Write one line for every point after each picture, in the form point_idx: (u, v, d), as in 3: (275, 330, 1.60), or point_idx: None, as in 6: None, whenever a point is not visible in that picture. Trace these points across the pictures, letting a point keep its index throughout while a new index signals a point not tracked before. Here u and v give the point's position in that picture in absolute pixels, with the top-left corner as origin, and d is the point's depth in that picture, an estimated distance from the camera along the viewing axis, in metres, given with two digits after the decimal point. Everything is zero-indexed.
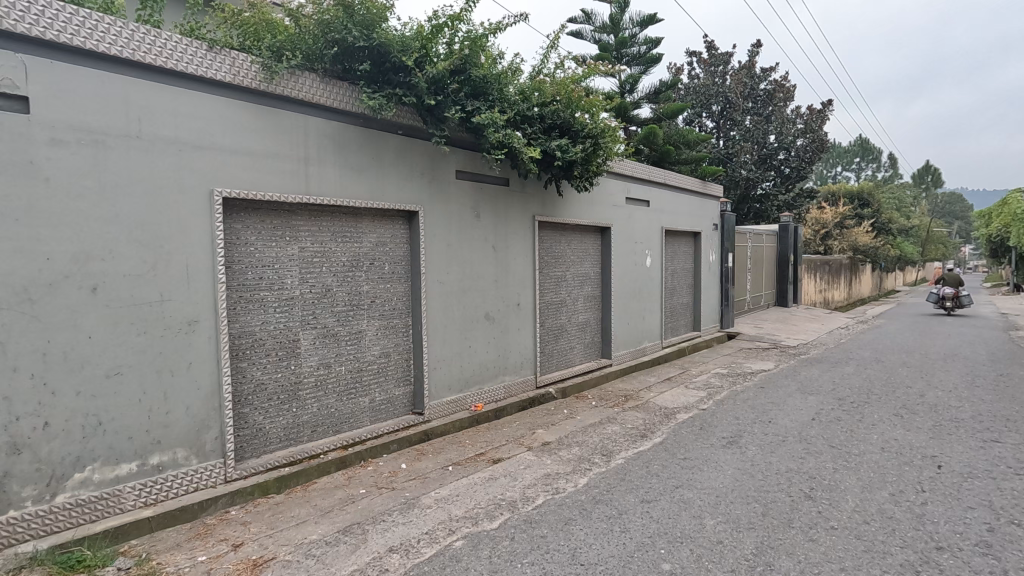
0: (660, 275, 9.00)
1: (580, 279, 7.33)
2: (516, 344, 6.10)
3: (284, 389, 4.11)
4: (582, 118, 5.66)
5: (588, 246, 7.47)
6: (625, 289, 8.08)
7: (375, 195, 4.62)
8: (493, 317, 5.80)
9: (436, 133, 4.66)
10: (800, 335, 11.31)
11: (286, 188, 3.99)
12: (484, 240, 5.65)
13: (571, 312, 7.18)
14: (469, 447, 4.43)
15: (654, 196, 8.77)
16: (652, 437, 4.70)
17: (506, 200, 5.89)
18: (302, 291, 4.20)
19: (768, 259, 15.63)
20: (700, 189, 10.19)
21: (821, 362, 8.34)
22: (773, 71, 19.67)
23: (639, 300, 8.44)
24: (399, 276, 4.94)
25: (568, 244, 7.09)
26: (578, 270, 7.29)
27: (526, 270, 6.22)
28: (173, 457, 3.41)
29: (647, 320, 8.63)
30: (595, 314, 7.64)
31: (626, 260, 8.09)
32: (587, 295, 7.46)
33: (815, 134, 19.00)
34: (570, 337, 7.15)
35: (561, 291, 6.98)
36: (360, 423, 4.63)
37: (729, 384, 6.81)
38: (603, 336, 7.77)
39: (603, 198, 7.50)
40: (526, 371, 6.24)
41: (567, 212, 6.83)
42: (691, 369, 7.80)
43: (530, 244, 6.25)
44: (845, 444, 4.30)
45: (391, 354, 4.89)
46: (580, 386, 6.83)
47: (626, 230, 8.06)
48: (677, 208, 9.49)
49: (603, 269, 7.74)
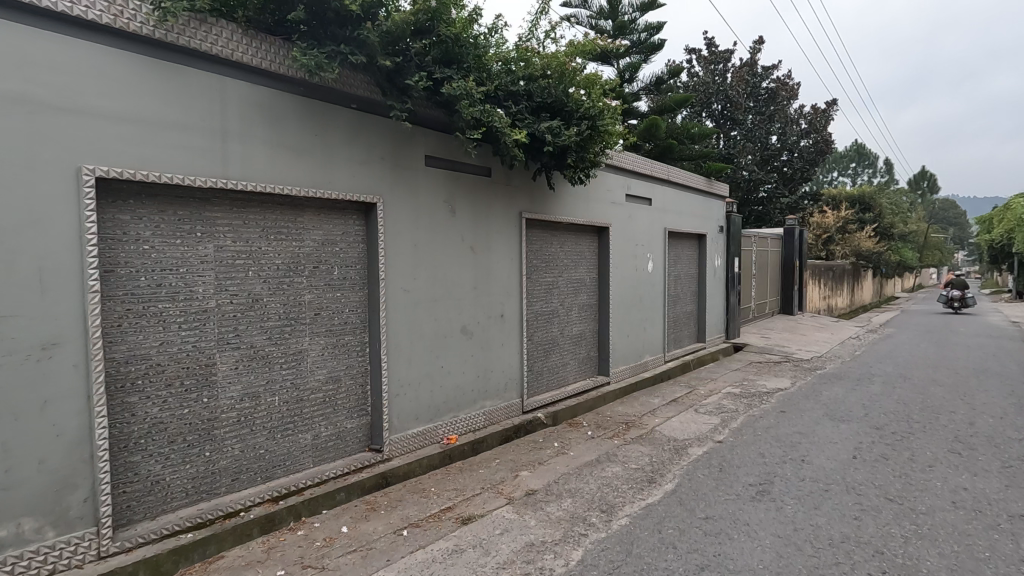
0: (663, 281, 8.15)
1: (574, 286, 6.45)
2: (499, 363, 5.20)
3: (194, 429, 3.20)
4: (578, 96, 4.78)
5: (584, 249, 6.60)
6: (624, 297, 7.20)
7: (321, 182, 3.72)
8: (471, 332, 4.90)
9: (396, 106, 3.77)
10: (812, 347, 10.45)
11: (195, 169, 3.08)
12: (460, 240, 4.76)
13: (564, 324, 6.30)
14: (434, 500, 3.52)
15: (658, 194, 7.93)
16: (662, 483, 3.82)
17: (488, 192, 5.02)
18: (219, 302, 3.29)
19: (774, 265, 14.80)
20: (706, 188, 9.36)
21: (843, 380, 7.47)
22: (775, 69, 18.94)
23: (640, 309, 7.57)
24: (353, 283, 4.04)
25: (561, 246, 6.21)
26: (572, 275, 6.41)
27: (511, 276, 5.33)
28: (16, 531, 2.49)
29: (649, 331, 7.76)
30: (591, 326, 6.76)
31: (626, 264, 7.23)
32: (581, 304, 6.58)
33: (819, 135, 18.23)
34: (563, 352, 6.26)
35: (552, 300, 6.09)
36: (299, 466, 3.72)
37: (745, 408, 5.94)
38: (600, 350, 6.89)
39: (600, 194, 6.63)
40: (510, 394, 5.34)
41: (560, 209, 5.96)
42: (699, 388, 6.92)
43: (516, 245, 5.37)
44: (906, 497, 3.42)
45: (342, 378, 3.99)
46: (574, 409, 5.93)
47: (627, 231, 7.20)
48: (682, 208, 8.65)
49: (601, 274, 6.87)
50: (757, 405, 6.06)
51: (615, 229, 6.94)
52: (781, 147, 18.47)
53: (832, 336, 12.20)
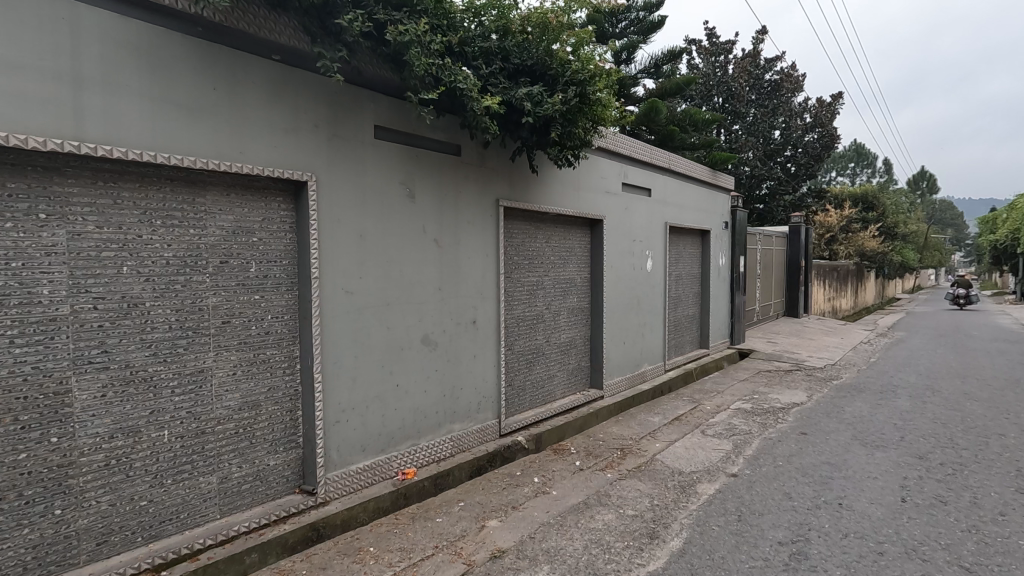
0: (663, 282, 7.34)
1: (563, 286, 5.63)
2: (470, 378, 4.38)
3: (37, 479, 2.36)
4: (566, 56, 3.97)
5: (573, 244, 5.78)
6: (620, 299, 6.39)
7: (229, 153, 2.89)
8: (436, 342, 4.07)
9: (325, 55, 2.94)
10: (824, 353, 9.65)
11: (32, 126, 2.25)
12: (422, 231, 3.94)
13: (551, 330, 5.48)
14: (370, 568, 2.69)
15: (658, 184, 7.13)
16: (667, 538, 3.01)
17: (456, 175, 4.19)
18: (77, 308, 2.46)
19: (778, 265, 14.00)
20: (710, 180, 8.57)
21: (865, 394, 6.67)
22: (778, 60, 18.15)
23: (638, 312, 6.75)
24: (278, 283, 3.21)
25: (547, 240, 5.39)
26: (559, 274, 5.59)
27: (486, 275, 4.51)
28: None
29: (647, 338, 6.95)
30: (582, 332, 5.95)
31: (623, 262, 6.42)
32: (571, 306, 5.76)
33: (825, 129, 17.43)
34: (549, 363, 5.45)
35: (536, 302, 5.27)
36: (200, 519, 2.89)
37: (760, 428, 5.13)
38: (593, 360, 6.07)
39: (592, 181, 5.82)
40: (485, 415, 4.52)
41: (545, 198, 5.14)
42: (704, 403, 6.10)
43: (492, 239, 4.55)
44: (986, 566, 2.61)
45: (262, 402, 3.16)
46: (561, 430, 5.11)
47: (623, 225, 6.39)
48: (684, 201, 7.85)
49: (593, 273, 6.06)
50: (773, 426, 5.24)
51: (609, 222, 6.12)
52: (785, 142, 17.67)
53: (843, 341, 11.40)
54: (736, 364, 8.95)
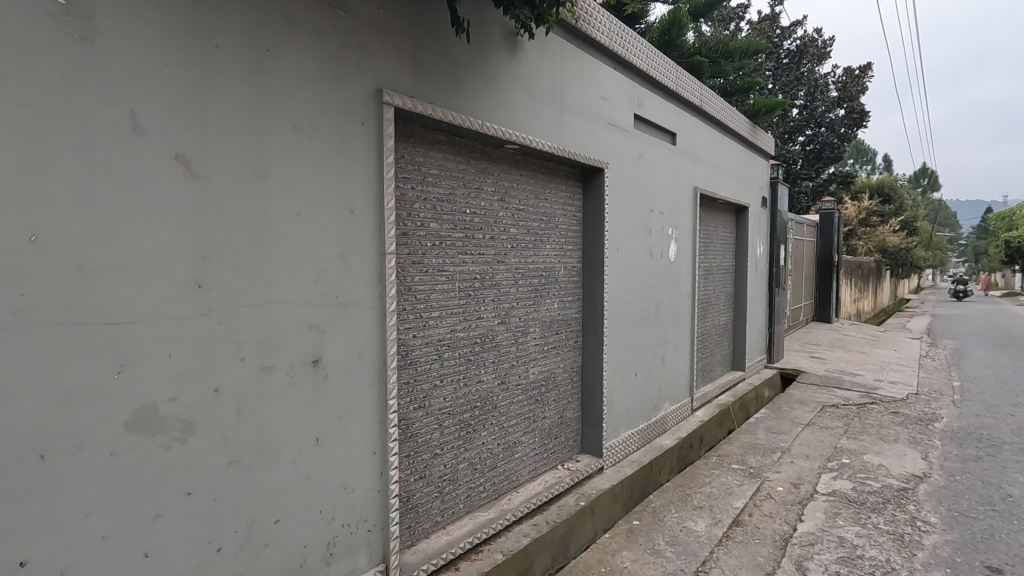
0: (692, 277, 4.92)
1: (532, 284, 3.18)
2: (304, 494, 1.90)
3: None
4: None
5: (552, 210, 3.33)
6: (630, 305, 3.95)
7: None
8: (187, 423, 1.59)
9: None
10: (892, 374, 7.27)
11: None
12: (128, 128, 1.46)
13: (511, 361, 3.03)
14: None
15: (685, 128, 4.71)
16: None
17: (254, 7, 1.72)
18: None
19: (808, 259, 11.64)
20: (748, 136, 6.17)
21: (1011, 455, 4.27)
22: (800, 25, 15.72)
23: (656, 324, 4.33)
24: None
25: (503, 198, 2.93)
26: (527, 262, 3.13)
27: (352, 256, 2.03)
28: None
29: (669, 364, 4.53)
30: (567, 361, 3.51)
31: (636, 245, 3.99)
32: (546, 320, 3.31)
33: (854, 104, 14.97)
34: (505, 422, 3.01)
35: (481, 313, 2.82)
36: None
37: (903, 553, 2.73)
38: (585, 407, 3.65)
39: (586, 101, 3.38)
40: (348, 565, 2.05)
41: (495, 112, 2.69)
42: (770, 478, 3.69)
43: (365, 176, 2.07)
44: None
45: None
46: (526, 560, 2.65)
47: (636, 182, 3.97)
48: (718, 161, 5.44)
49: (585, 259, 3.62)
50: (919, 545, 2.84)
51: (615, 174, 3.69)
52: (807, 119, 15.23)
53: (900, 355, 9.03)
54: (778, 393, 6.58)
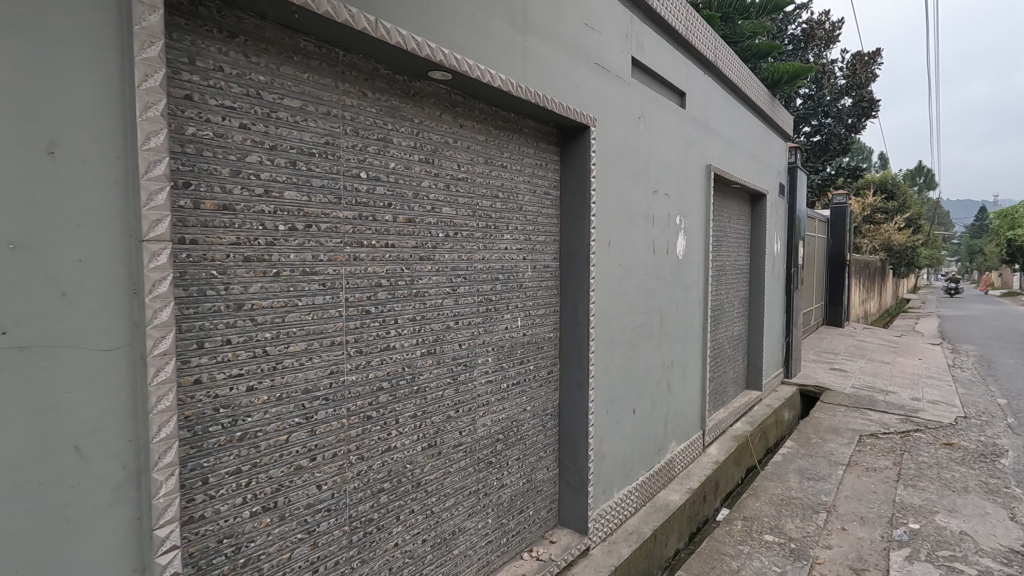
0: (705, 279, 3.90)
1: (479, 294, 2.13)
2: None
3: None
4: None
5: (512, 185, 2.28)
6: (625, 319, 2.91)
7: None
8: None
9: None
10: (928, 390, 6.27)
11: None
12: None
13: (443, 412, 1.98)
14: None
15: (695, 89, 3.68)
16: None
17: None
18: None
19: (818, 258, 10.64)
20: (765, 111, 5.16)
21: None
22: (805, 7, 14.63)
23: (661, 342, 3.30)
24: None
25: (428, 161, 1.88)
26: (472, 260, 2.09)
27: (45, 244, 0.97)
28: None
29: (675, 393, 3.50)
30: (536, 402, 2.47)
31: (634, 238, 2.96)
32: (502, 346, 2.26)
33: (863, 92, 13.88)
34: (434, 505, 1.95)
35: (390, 341, 1.77)
36: None
37: None
38: (564, 464, 2.62)
39: (563, 25, 2.33)
40: None
41: (406, 15, 1.64)
42: (821, 561, 2.66)
43: (89, 81, 1.01)
44: None
45: None
46: None
47: (635, 153, 2.93)
48: (733, 136, 4.41)
49: (562, 256, 2.58)
50: None
51: (606, 138, 2.66)
52: (813, 108, 14.12)
53: (927, 365, 8.03)
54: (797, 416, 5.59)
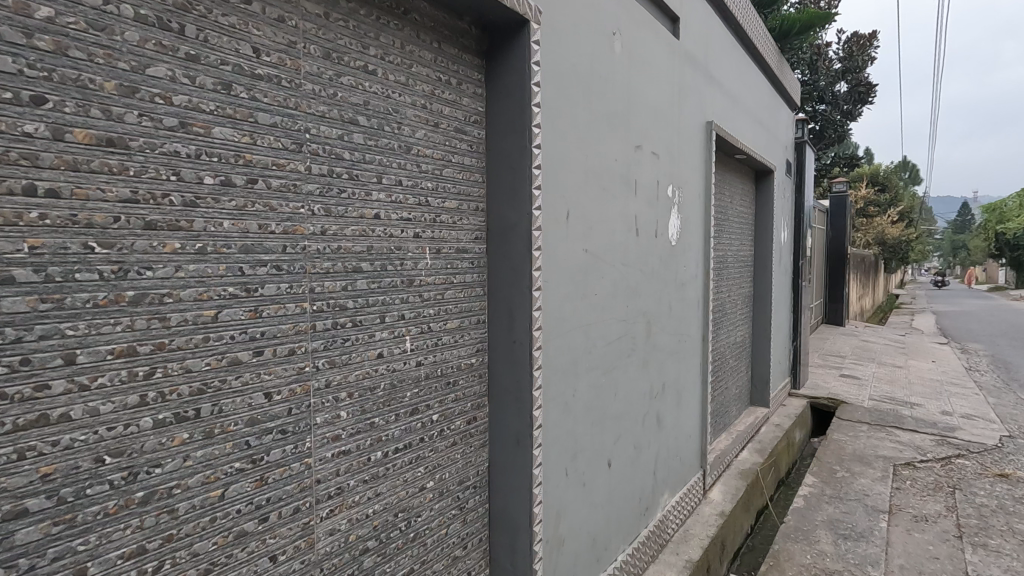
0: (704, 273, 2.97)
1: (314, 299, 1.16)
2: None
3: None
4: None
5: (389, 108, 1.31)
6: (595, 332, 1.96)
7: None
8: None
9: None
10: (957, 401, 5.41)
11: None
12: None
13: (226, 531, 1.01)
14: None
15: (693, 18, 2.74)
16: None
17: None
18: None
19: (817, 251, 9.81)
20: (773, 69, 4.25)
21: None
22: None
23: (648, 361, 2.37)
24: None
25: (164, 25, 0.91)
26: (298, 235, 1.12)
27: None
28: None
29: (666, 428, 2.57)
30: (446, 474, 1.51)
31: (608, 212, 2.02)
32: (372, 389, 1.29)
33: (859, 76, 13.04)
34: None
35: (47, 408, 0.79)
36: None
37: None
38: (497, 561, 1.67)
39: None
40: None
41: None
42: None
43: None
44: None
45: None
46: None
47: (608, 87, 1.99)
48: (737, 93, 3.48)
49: (490, 235, 1.62)
50: None
51: (561, 51, 1.70)
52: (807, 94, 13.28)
53: (944, 368, 7.20)
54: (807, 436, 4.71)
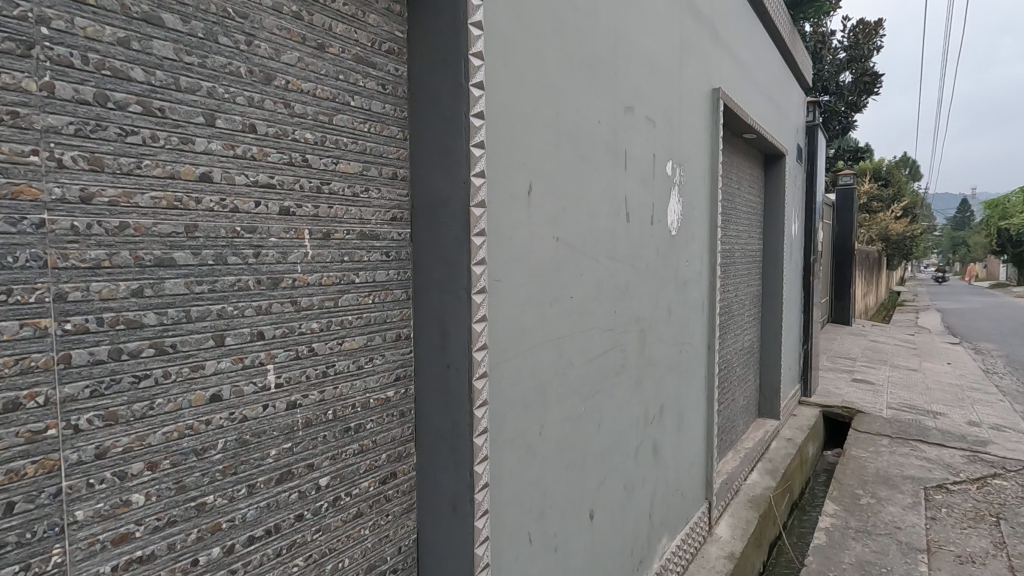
0: (710, 270, 2.50)
1: (65, 314, 0.68)
2: None
3: None
4: None
5: (229, 10, 0.83)
6: (570, 347, 1.48)
7: None
8: None
9: None
10: (984, 410, 4.94)
11: None
12: None
13: None
14: None
15: None
16: None
17: None
18: None
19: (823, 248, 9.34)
20: (786, 40, 3.76)
21: None
22: None
23: (641, 378, 1.89)
24: None
25: None
26: (25, 203, 0.65)
27: None
28: None
29: (664, 459, 2.10)
30: (345, 563, 1.04)
31: (588, 190, 1.54)
32: (201, 454, 0.82)
33: (865, 65, 12.55)
34: None
35: None
36: None
37: None
38: None
39: None
40: None
41: None
42: None
43: None
44: None
45: None
46: None
47: (586, 24, 1.51)
48: (747, 60, 3.00)
49: (414, 216, 1.15)
50: None
51: None
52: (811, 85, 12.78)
53: (962, 372, 6.74)
54: (818, 449, 4.25)
